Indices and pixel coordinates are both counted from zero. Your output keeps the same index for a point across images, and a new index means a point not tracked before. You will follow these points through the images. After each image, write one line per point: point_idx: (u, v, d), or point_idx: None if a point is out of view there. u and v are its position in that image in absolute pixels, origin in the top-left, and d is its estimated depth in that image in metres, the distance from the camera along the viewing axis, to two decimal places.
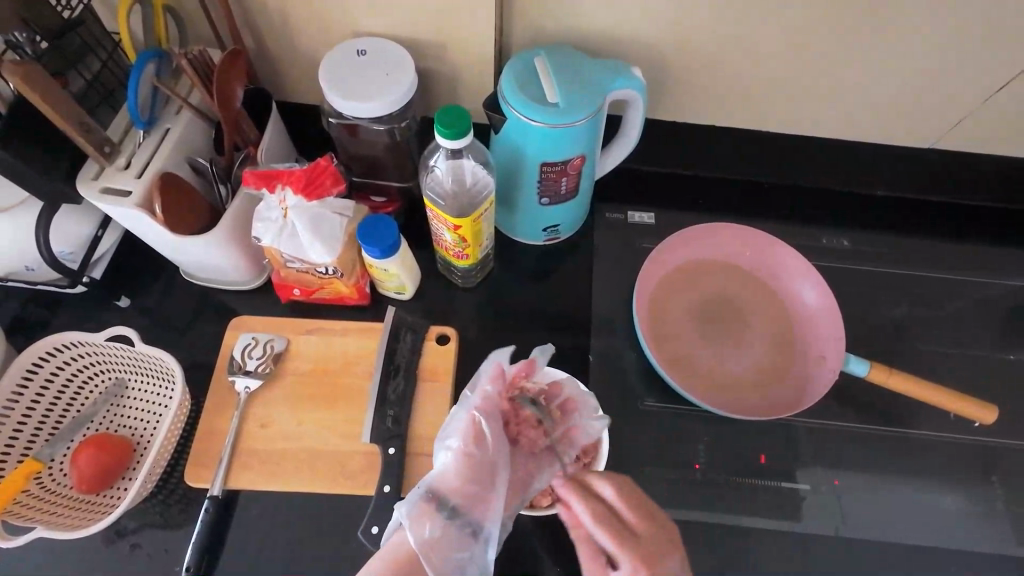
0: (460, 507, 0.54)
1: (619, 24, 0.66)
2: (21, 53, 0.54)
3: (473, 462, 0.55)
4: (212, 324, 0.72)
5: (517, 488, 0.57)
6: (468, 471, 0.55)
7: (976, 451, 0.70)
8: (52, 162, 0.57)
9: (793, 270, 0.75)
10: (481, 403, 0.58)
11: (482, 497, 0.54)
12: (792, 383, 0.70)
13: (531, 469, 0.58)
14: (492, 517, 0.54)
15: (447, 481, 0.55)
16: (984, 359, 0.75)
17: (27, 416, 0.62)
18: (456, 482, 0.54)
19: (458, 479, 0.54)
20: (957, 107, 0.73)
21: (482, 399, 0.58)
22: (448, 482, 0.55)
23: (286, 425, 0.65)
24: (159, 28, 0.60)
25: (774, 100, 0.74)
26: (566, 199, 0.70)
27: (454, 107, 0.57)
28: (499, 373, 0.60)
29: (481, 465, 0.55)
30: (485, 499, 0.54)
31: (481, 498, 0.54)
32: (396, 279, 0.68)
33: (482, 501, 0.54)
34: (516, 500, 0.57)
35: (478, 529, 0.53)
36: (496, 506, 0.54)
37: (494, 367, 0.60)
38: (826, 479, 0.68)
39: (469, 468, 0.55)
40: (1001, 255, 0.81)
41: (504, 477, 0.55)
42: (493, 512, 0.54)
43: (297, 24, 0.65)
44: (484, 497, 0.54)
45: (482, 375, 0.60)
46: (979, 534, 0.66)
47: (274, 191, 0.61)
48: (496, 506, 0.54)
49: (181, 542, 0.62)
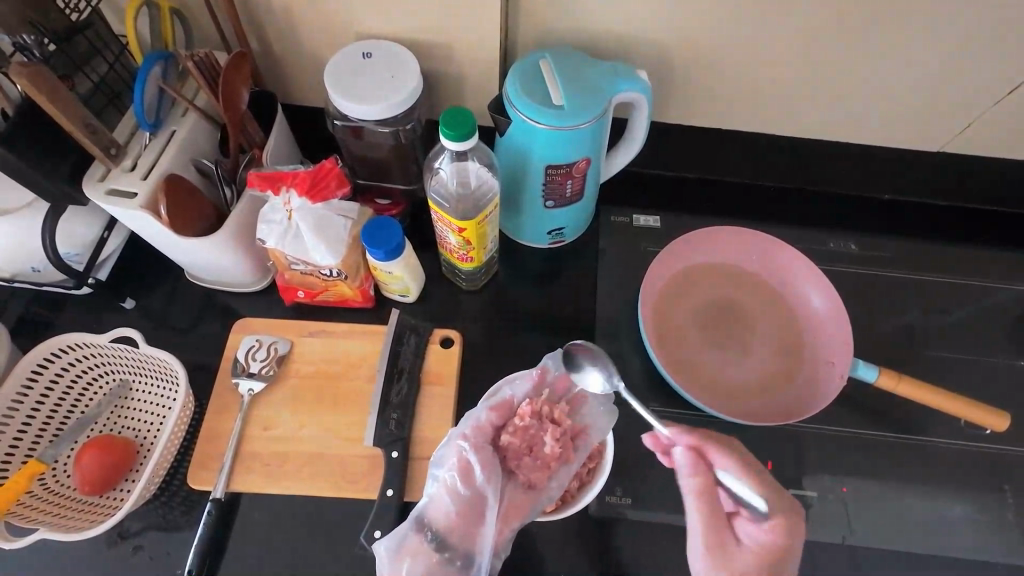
0: (448, 541, 0.55)
1: (627, 29, 0.66)
2: (28, 55, 0.53)
3: (461, 495, 0.56)
4: (216, 325, 0.72)
5: (512, 515, 0.57)
6: (457, 505, 0.56)
7: (983, 458, 0.69)
8: (56, 164, 0.57)
9: (797, 275, 0.75)
10: (472, 432, 0.59)
11: (469, 531, 0.55)
12: (782, 399, 0.69)
13: (527, 495, 0.57)
14: (484, 551, 0.55)
15: (433, 514, 0.56)
16: (990, 365, 0.74)
17: (31, 417, 0.62)
18: (442, 515, 0.56)
19: (446, 513, 0.56)
20: (964, 112, 0.72)
21: (473, 428, 0.59)
22: (434, 515, 0.56)
23: (286, 427, 0.65)
24: (166, 32, 0.61)
25: (780, 105, 0.74)
26: (570, 202, 0.70)
27: (458, 109, 0.56)
28: (508, 406, 0.60)
29: (468, 501, 0.56)
30: (473, 532, 0.55)
31: (470, 531, 0.55)
32: (400, 282, 0.68)
33: (469, 535, 0.55)
34: (512, 526, 0.57)
35: (467, 562, 0.55)
36: (486, 538, 0.55)
37: (498, 397, 0.61)
38: (832, 487, 0.67)
39: (457, 503, 0.56)
40: (1007, 261, 0.80)
41: (493, 509, 0.55)
42: (483, 546, 0.55)
43: (304, 27, 0.66)
44: (472, 530, 0.55)
45: (482, 404, 0.61)
46: (986, 545, 0.65)
47: (279, 193, 0.61)
48: (485, 539, 0.55)
49: (182, 543, 0.62)
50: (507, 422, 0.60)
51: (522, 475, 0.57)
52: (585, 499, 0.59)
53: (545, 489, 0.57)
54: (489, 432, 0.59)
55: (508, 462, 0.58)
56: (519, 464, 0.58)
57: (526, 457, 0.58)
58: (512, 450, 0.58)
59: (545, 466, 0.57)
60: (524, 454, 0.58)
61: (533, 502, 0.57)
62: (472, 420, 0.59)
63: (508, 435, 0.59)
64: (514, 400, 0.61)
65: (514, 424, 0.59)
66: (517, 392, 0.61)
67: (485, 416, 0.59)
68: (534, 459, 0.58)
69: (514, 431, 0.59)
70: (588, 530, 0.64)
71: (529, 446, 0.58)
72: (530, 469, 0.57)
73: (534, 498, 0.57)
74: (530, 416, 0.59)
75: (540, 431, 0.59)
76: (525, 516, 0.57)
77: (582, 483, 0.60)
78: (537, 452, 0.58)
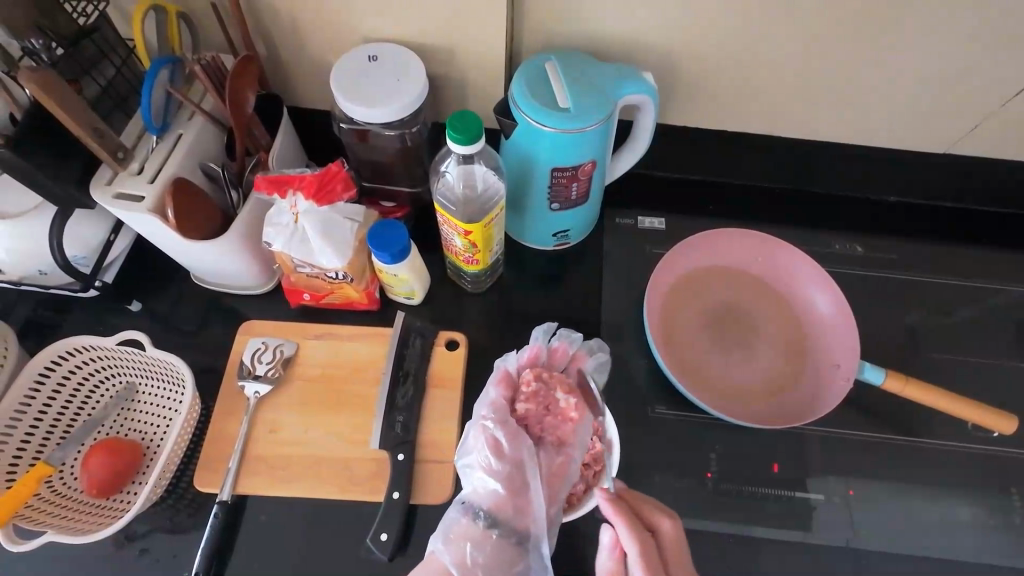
0: (500, 519, 0.54)
1: (632, 32, 0.66)
2: (36, 59, 0.54)
3: (501, 472, 0.54)
4: (223, 328, 0.72)
5: (556, 478, 0.56)
6: (501, 482, 0.54)
7: (991, 461, 0.69)
8: (64, 168, 0.57)
9: (805, 277, 0.74)
10: (489, 410, 0.57)
11: (520, 504, 0.54)
12: (782, 405, 0.69)
13: (561, 456, 0.56)
14: (539, 522, 0.54)
15: (479, 496, 0.55)
16: (997, 367, 0.74)
17: (39, 419, 0.63)
18: (489, 496, 0.54)
19: (491, 492, 0.54)
20: (971, 113, 0.72)
21: (490, 406, 0.57)
22: (480, 498, 0.55)
23: (293, 429, 0.65)
24: (172, 35, 0.61)
25: (784, 107, 0.74)
26: (575, 204, 0.70)
27: (465, 113, 0.56)
28: (508, 377, 0.59)
29: (512, 474, 0.55)
30: (525, 504, 0.54)
31: (520, 503, 0.54)
32: (405, 284, 0.68)
33: (521, 507, 0.54)
34: (560, 490, 0.56)
35: (526, 537, 0.54)
36: (539, 508, 0.54)
37: (500, 372, 0.60)
38: (838, 489, 0.67)
39: (499, 480, 0.54)
40: (1014, 262, 0.80)
41: (536, 475, 0.54)
42: (537, 516, 0.54)
43: (310, 32, 0.66)
44: (521, 502, 0.54)
45: (489, 383, 0.60)
46: (994, 549, 0.65)
47: (286, 196, 0.61)
48: (538, 508, 0.54)
49: (190, 545, 0.62)
50: (515, 391, 0.59)
51: (547, 438, 0.57)
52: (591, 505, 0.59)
53: (575, 444, 0.57)
54: (506, 406, 0.58)
55: (532, 427, 0.57)
56: (543, 428, 0.57)
57: (546, 418, 0.58)
58: (532, 416, 0.58)
59: (567, 420, 0.58)
60: (541, 417, 0.58)
61: (570, 463, 0.56)
62: (485, 401, 0.58)
63: (524, 401, 0.58)
64: (512, 371, 0.60)
65: (521, 391, 0.58)
66: (514, 363, 0.60)
67: (494, 392, 0.58)
68: (554, 419, 0.58)
69: (527, 397, 0.58)
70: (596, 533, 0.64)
71: (546, 408, 0.58)
72: (554, 428, 0.57)
73: (569, 457, 0.56)
74: (537, 379, 0.59)
75: (547, 392, 0.59)
76: (569, 476, 0.56)
77: (588, 486, 0.60)
78: (555, 410, 0.58)
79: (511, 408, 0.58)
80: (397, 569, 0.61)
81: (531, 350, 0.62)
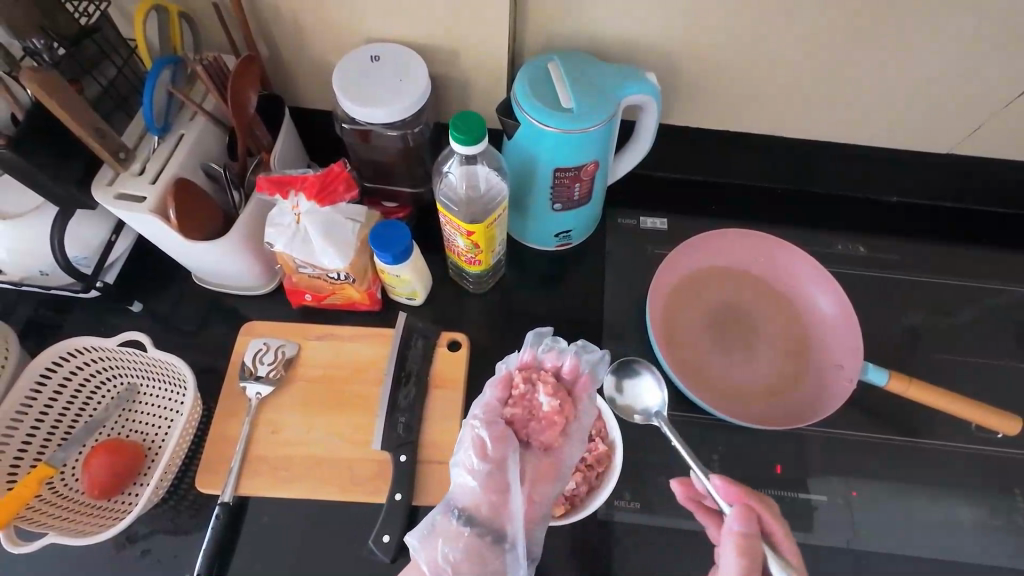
0: (478, 519, 0.53)
1: (634, 32, 0.66)
2: (38, 59, 0.55)
3: (482, 472, 0.53)
4: (224, 329, 0.72)
5: (538, 481, 0.54)
6: (479, 482, 0.53)
7: (993, 462, 0.68)
8: (65, 169, 0.57)
9: (806, 277, 0.74)
10: (481, 410, 0.55)
11: (499, 505, 0.53)
12: (782, 405, 0.69)
13: (547, 460, 0.55)
14: (515, 525, 0.53)
15: (461, 495, 0.54)
16: (999, 368, 0.74)
17: (40, 420, 0.63)
18: (469, 496, 0.54)
19: (471, 492, 0.54)
20: (974, 114, 0.72)
21: (482, 406, 0.55)
22: (462, 496, 0.54)
23: (294, 430, 0.65)
24: (174, 37, 0.61)
25: (786, 108, 0.74)
26: (577, 205, 0.70)
27: (468, 113, 0.56)
28: (504, 378, 0.57)
29: (492, 475, 0.53)
30: (502, 505, 0.53)
31: (498, 504, 0.53)
32: (407, 285, 0.68)
33: (500, 508, 0.53)
34: (541, 494, 0.55)
35: (502, 538, 0.53)
36: (516, 511, 0.53)
37: (500, 373, 0.57)
38: (841, 490, 0.67)
39: (479, 480, 0.53)
40: (1016, 262, 0.80)
41: (517, 480, 0.53)
42: (514, 519, 0.53)
43: (312, 32, 0.66)
44: (500, 504, 0.53)
45: (488, 382, 0.57)
46: (997, 550, 0.64)
47: (288, 197, 0.61)
48: (515, 511, 0.53)
49: (191, 546, 0.62)
50: (508, 393, 0.56)
51: (534, 441, 0.55)
52: (593, 505, 0.59)
53: (562, 449, 0.55)
54: (499, 408, 0.55)
55: (520, 431, 0.55)
56: (529, 432, 0.55)
57: (532, 422, 0.55)
58: (522, 419, 0.55)
59: (553, 425, 0.55)
60: (532, 420, 0.55)
61: (556, 467, 0.55)
62: (481, 401, 0.56)
63: (516, 405, 0.55)
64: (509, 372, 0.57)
65: (514, 393, 0.56)
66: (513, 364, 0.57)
67: (489, 394, 0.56)
68: (543, 423, 0.55)
69: (515, 401, 0.55)
70: (598, 533, 0.64)
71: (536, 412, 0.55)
72: (541, 433, 0.54)
73: (554, 462, 0.55)
74: (529, 382, 0.56)
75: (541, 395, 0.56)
76: (552, 480, 0.55)
77: (590, 486, 0.60)
78: (540, 414, 0.55)
79: (503, 409, 0.55)
80: (399, 570, 0.61)
81: (530, 351, 0.58)
